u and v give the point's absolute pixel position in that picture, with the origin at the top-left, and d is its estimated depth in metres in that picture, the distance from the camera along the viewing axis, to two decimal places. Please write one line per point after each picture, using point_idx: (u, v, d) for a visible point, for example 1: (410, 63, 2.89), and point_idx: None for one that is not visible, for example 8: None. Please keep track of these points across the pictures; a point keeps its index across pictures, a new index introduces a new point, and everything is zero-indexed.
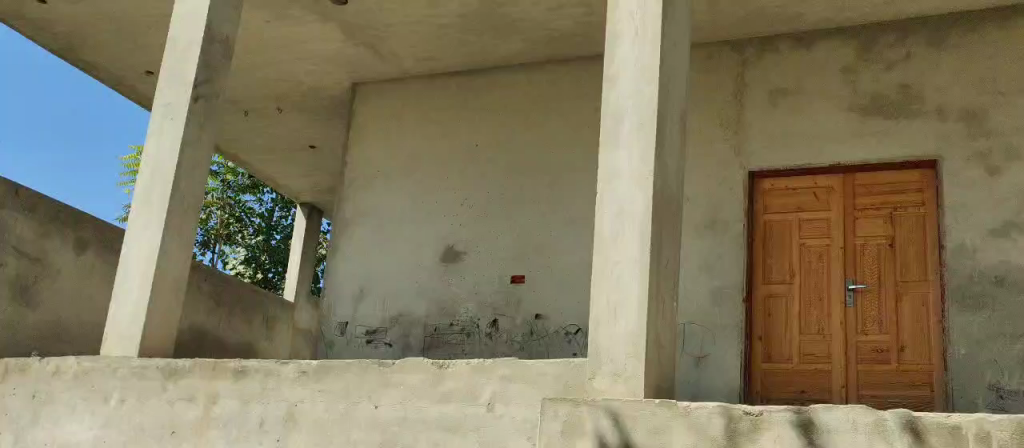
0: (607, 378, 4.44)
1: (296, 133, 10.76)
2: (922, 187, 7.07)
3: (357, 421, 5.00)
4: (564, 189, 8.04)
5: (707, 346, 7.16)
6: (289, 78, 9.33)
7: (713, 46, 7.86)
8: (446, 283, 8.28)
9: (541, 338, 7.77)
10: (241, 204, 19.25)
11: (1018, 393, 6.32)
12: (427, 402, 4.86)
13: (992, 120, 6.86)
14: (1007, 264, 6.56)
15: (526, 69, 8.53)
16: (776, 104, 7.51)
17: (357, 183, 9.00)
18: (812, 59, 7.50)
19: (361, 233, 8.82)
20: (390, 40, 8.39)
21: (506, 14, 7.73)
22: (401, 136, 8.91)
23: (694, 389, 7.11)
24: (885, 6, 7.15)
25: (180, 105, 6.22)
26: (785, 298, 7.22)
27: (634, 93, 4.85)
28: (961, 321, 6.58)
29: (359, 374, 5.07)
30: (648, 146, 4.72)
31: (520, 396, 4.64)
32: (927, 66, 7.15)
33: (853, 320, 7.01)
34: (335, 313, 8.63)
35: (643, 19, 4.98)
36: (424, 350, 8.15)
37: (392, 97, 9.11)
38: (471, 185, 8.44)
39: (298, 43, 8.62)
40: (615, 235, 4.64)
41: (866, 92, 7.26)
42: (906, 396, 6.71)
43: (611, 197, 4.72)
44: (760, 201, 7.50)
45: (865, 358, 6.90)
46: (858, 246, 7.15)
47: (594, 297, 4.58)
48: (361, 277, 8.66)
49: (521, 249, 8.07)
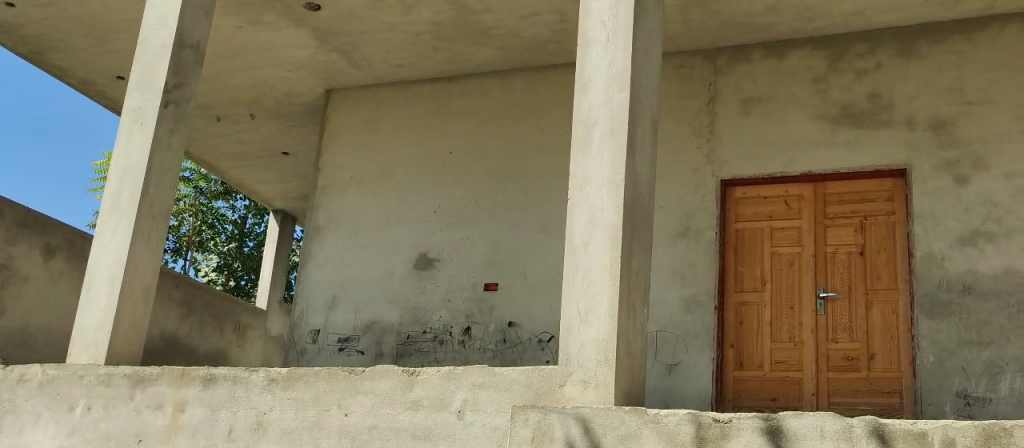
0: (578, 385, 4.44)
1: (270, 139, 10.70)
2: (893, 196, 7.13)
3: (326, 429, 4.96)
4: (538, 196, 8.05)
5: (679, 354, 7.18)
6: (262, 83, 9.28)
7: (686, 54, 7.90)
8: (419, 290, 8.25)
9: (513, 345, 7.77)
10: (212, 211, 19.12)
11: (986, 400, 6.38)
12: (398, 410, 4.83)
13: (960, 130, 6.94)
14: (974, 272, 6.63)
15: (500, 77, 8.54)
16: (748, 113, 7.55)
17: (330, 190, 8.95)
18: (784, 68, 7.55)
19: (334, 239, 8.77)
20: (364, 46, 8.37)
21: (480, 21, 7.73)
22: (375, 142, 8.88)
23: (666, 396, 7.13)
24: (856, 17, 7.22)
25: (150, 110, 6.17)
26: (757, 305, 7.26)
27: (605, 100, 4.86)
28: (930, 328, 6.64)
29: (328, 381, 5.04)
30: (620, 152, 4.73)
31: (491, 403, 4.63)
32: (897, 76, 7.22)
33: (823, 328, 7.06)
34: (307, 320, 8.57)
35: (615, 27, 5.00)
36: (396, 357, 8.12)
37: (365, 103, 9.07)
38: (444, 193, 8.42)
39: (272, 49, 8.58)
40: (587, 242, 4.65)
41: (837, 101, 7.32)
42: (875, 404, 6.77)
43: (582, 203, 4.72)
44: (732, 209, 7.53)
45: (835, 365, 6.95)
46: (829, 254, 7.20)
47: (566, 304, 4.60)
48: (333, 284, 8.62)
49: (495, 256, 8.06)
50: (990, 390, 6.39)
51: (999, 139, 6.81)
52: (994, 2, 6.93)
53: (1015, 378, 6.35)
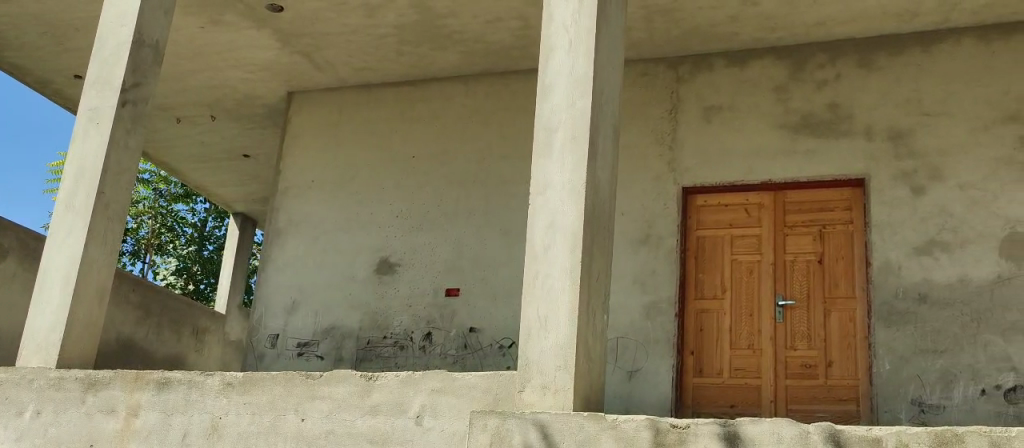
0: (536, 390, 4.43)
1: (230, 141, 10.59)
2: (851, 205, 7.21)
3: (283, 434, 4.91)
4: (500, 201, 8.04)
5: (640, 360, 7.21)
6: (223, 85, 9.18)
7: (649, 61, 7.93)
8: (380, 294, 8.20)
9: (474, 351, 7.74)
10: (172, 213, 18.95)
11: (939, 408, 6.46)
12: (356, 414, 4.79)
13: (916, 141, 7.03)
14: (929, 281, 6.72)
15: (464, 82, 8.52)
16: (710, 121, 7.59)
17: (291, 193, 8.86)
18: (746, 77, 7.61)
19: (293, 243, 8.68)
20: (327, 49, 8.31)
21: (444, 25, 7.71)
22: (337, 146, 8.82)
23: (626, 403, 7.14)
24: (816, 27, 7.29)
25: (106, 110, 6.07)
26: (716, 313, 7.30)
27: (568, 106, 4.86)
28: (887, 336, 6.72)
29: (285, 386, 4.98)
30: (581, 158, 4.74)
31: (449, 409, 4.62)
32: (856, 86, 7.30)
33: (782, 336, 7.11)
34: (266, 325, 8.47)
35: (577, 33, 5.00)
36: (357, 362, 8.06)
37: (327, 106, 9.00)
38: (406, 197, 8.38)
39: (233, 50, 8.49)
40: (547, 248, 4.65)
41: (797, 111, 7.39)
42: (833, 411, 6.83)
43: (543, 208, 4.72)
44: (694, 217, 7.56)
45: (794, 372, 7.01)
46: (788, 263, 7.25)
47: (525, 310, 4.59)
48: (292, 287, 8.53)
49: (457, 261, 8.03)
50: (944, 397, 6.48)
51: (954, 151, 6.92)
52: (951, 15, 7.04)
53: (968, 387, 6.45)
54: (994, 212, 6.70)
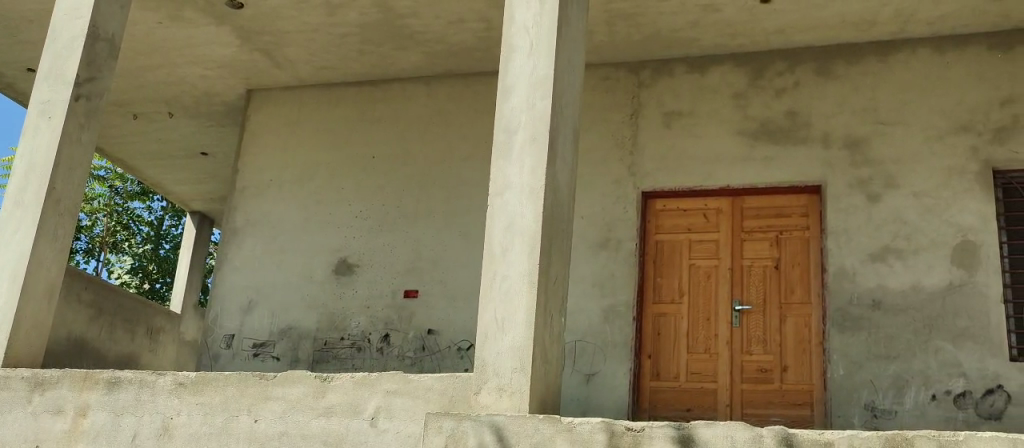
0: (493, 393, 4.43)
1: (188, 139, 10.45)
2: (808, 212, 7.28)
3: (235, 435, 4.85)
4: (460, 203, 8.02)
5: (597, 363, 7.22)
6: (181, 81, 9.06)
7: (611, 66, 7.95)
8: (338, 295, 8.13)
9: (432, 353, 7.71)
10: (128, 211, 18.64)
11: (891, 413, 6.54)
12: (310, 416, 4.75)
13: (872, 149, 7.12)
14: (883, 288, 6.80)
15: (425, 83, 8.48)
16: (670, 126, 7.64)
17: (249, 192, 8.76)
18: (706, 83, 7.66)
19: (251, 242, 8.58)
20: (287, 47, 8.24)
21: (406, 25, 7.67)
22: (296, 145, 8.74)
23: (584, 406, 7.15)
24: (776, 35, 7.36)
25: (59, 103, 5.96)
26: (674, 317, 7.33)
27: (527, 107, 4.86)
28: (841, 341, 6.79)
29: (238, 387, 4.92)
30: (540, 160, 4.73)
31: (405, 411, 4.61)
32: (815, 94, 7.38)
33: (738, 340, 7.16)
34: (221, 325, 8.37)
35: (539, 35, 5.00)
36: (313, 364, 8.00)
37: (287, 104, 8.92)
38: (366, 197, 8.33)
39: (191, 47, 8.38)
40: (505, 249, 4.64)
41: (756, 118, 7.46)
42: (787, 415, 6.89)
43: (502, 210, 4.71)
44: (653, 221, 7.59)
45: (749, 377, 7.06)
46: (745, 268, 7.31)
47: (482, 311, 4.58)
48: (249, 287, 8.43)
49: (416, 263, 8.00)
50: (897, 402, 6.56)
51: (909, 159, 7.02)
52: (907, 26, 7.14)
53: (919, 392, 6.54)
54: (947, 220, 6.81)
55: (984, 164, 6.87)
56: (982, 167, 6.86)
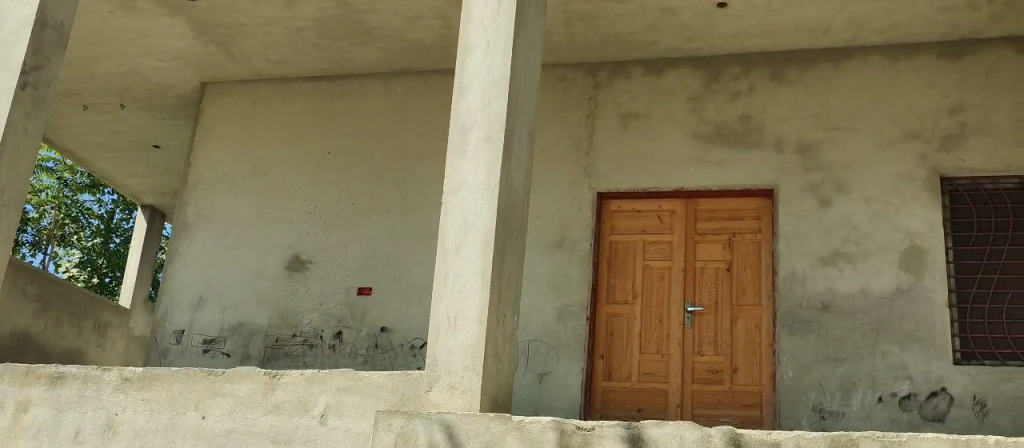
0: (444, 390, 4.44)
1: (140, 131, 10.31)
2: (760, 214, 7.36)
3: (182, 432, 4.79)
4: (416, 201, 7.98)
5: (550, 363, 7.24)
6: (133, 73, 8.92)
7: (568, 66, 7.97)
8: (290, 292, 8.06)
9: (385, 351, 7.67)
10: (77, 204, 18.43)
11: (839, 415, 6.63)
12: (258, 413, 4.70)
13: (824, 154, 7.22)
14: (832, 291, 6.90)
15: (382, 79, 8.44)
16: (626, 128, 7.68)
17: (201, 187, 8.65)
18: (662, 86, 7.71)
19: (202, 237, 8.47)
20: (242, 40, 8.14)
21: (363, 21, 7.62)
22: (251, 139, 8.64)
23: (536, 406, 7.17)
24: (732, 39, 7.44)
25: (5, 91, 5.83)
26: (627, 317, 7.37)
27: (483, 106, 4.85)
28: (791, 343, 6.88)
29: (185, 383, 4.86)
30: (495, 159, 4.73)
31: (355, 409, 4.58)
32: (768, 99, 7.47)
33: (690, 341, 7.22)
34: (171, 320, 8.24)
35: (495, 33, 5.00)
36: (264, 361, 7.92)
37: (241, 98, 8.82)
38: (320, 193, 8.26)
39: (144, 38, 8.25)
40: (458, 247, 4.63)
41: (710, 121, 7.53)
42: (737, 416, 6.96)
43: (456, 208, 4.70)
44: (608, 221, 7.63)
45: (700, 377, 7.12)
46: (698, 269, 7.36)
47: (434, 309, 4.57)
48: (199, 282, 8.32)
49: (370, 260, 7.95)
50: (844, 404, 6.65)
51: (859, 165, 7.13)
52: (860, 33, 7.25)
53: (866, 394, 6.64)
54: (896, 225, 6.92)
55: (932, 170, 6.99)
56: (930, 173, 6.99)
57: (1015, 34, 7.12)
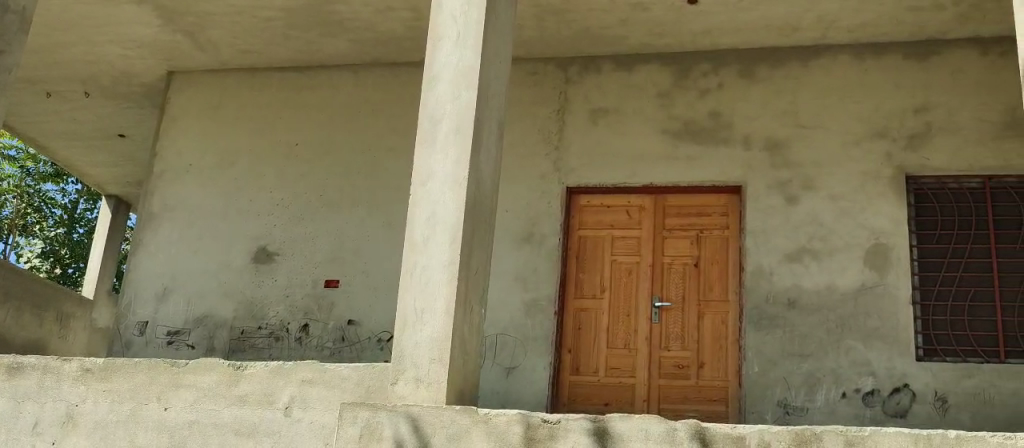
0: (410, 383, 4.43)
1: (105, 120, 10.18)
2: (727, 211, 7.40)
3: (143, 423, 4.73)
4: (384, 193, 7.94)
5: (517, 357, 7.24)
6: (98, 60, 8.79)
7: (538, 61, 7.96)
8: (256, 283, 7.98)
9: (352, 344, 7.63)
10: (40, 193, 18.05)
11: (803, 410, 6.69)
12: (222, 405, 4.66)
13: (791, 152, 7.27)
14: (798, 288, 6.96)
15: (352, 71, 8.38)
16: (596, 123, 7.69)
17: (166, 176, 8.55)
18: (633, 82, 7.73)
19: (167, 227, 8.37)
20: (210, 28, 8.05)
21: (333, 12, 7.56)
22: (218, 130, 8.56)
23: (503, 399, 7.16)
24: (702, 36, 7.46)
25: None
26: (595, 312, 7.38)
27: (453, 97, 4.83)
28: (757, 339, 6.92)
29: (148, 374, 4.80)
30: (464, 151, 4.71)
31: (320, 401, 4.54)
32: (737, 96, 7.50)
33: (657, 336, 7.24)
34: (134, 312, 8.13)
35: (466, 24, 4.98)
36: (229, 353, 7.85)
37: (209, 88, 8.73)
38: (287, 184, 8.19)
39: (109, 25, 8.13)
40: (426, 238, 4.61)
41: (680, 117, 7.55)
42: (702, 411, 7.00)
43: (424, 199, 4.68)
44: (577, 216, 7.62)
45: (666, 372, 7.15)
46: (666, 265, 7.39)
47: (401, 300, 4.55)
48: (164, 273, 8.22)
49: (337, 253, 7.89)
50: (808, 400, 6.70)
51: (826, 163, 7.19)
52: (829, 32, 7.30)
53: (830, 390, 6.69)
54: (861, 222, 6.99)
55: (898, 169, 7.06)
56: (895, 172, 7.05)
57: (980, 36, 7.21)
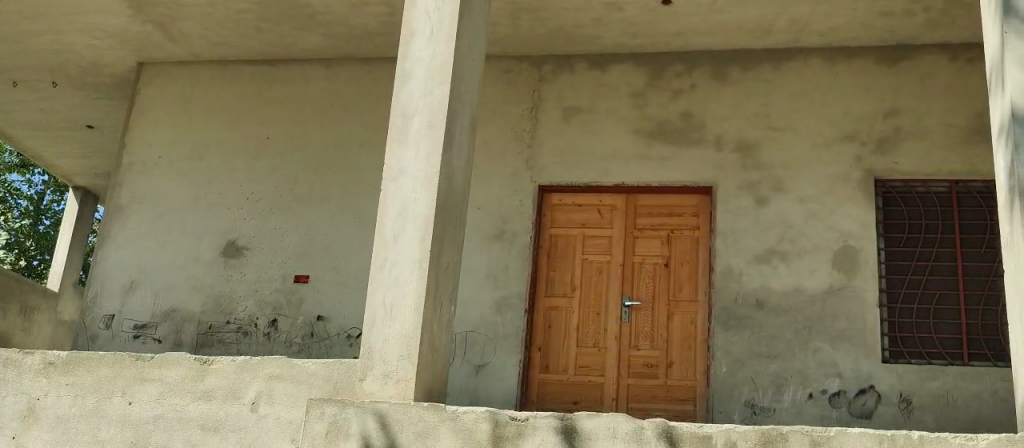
0: (378, 379, 4.41)
1: (73, 111, 10.05)
2: (698, 211, 7.43)
3: (106, 418, 4.69)
4: (355, 188, 7.90)
5: (487, 355, 7.23)
6: (67, 50, 8.67)
7: (512, 59, 7.96)
8: (225, 278, 7.92)
9: (320, 339, 7.58)
10: (5, 183, 18.15)
11: (770, 410, 6.73)
12: (187, 400, 4.62)
13: (762, 153, 7.32)
14: (766, 289, 7.00)
15: (324, 65, 8.33)
16: (568, 122, 7.70)
17: (135, 169, 8.46)
18: (606, 81, 7.74)
19: (135, 220, 8.28)
20: (181, 19, 7.97)
21: (306, 6, 7.51)
22: (188, 122, 8.48)
23: (472, 396, 7.16)
24: (675, 37, 7.49)
25: None
26: (565, 310, 7.38)
27: (425, 93, 4.81)
28: (725, 339, 6.96)
29: (112, 367, 4.75)
30: (436, 147, 4.70)
31: (287, 396, 4.52)
32: (710, 97, 7.53)
33: (626, 335, 7.26)
34: (100, 305, 8.04)
35: (440, 21, 4.96)
36: (196, 347, 7.78)
37: (180, 80, 8.65)
38: (258, 179, 8.13)
39: (78, 14, 8.03)
40: (396, 235, 4.59)
41: (652, 117, 7.58)
42: (671, 410, 7.03)
43: (395, 195, 4.66)
44: (548, 214, 7.63)
45: (635, 371, 7.17)
46: (636, 264, 7.41)
47: (370, 296, 4.53)
48: (130, 266, 8.13)
49: (307, 248, 7.84)
50: (775, 400, 6.75)
51: (796, 165, 7.24)
52: (800, 35, 7.35)
53: (797, 391, 6.75)
54: (830, 225, 7.04)
55: (867, 172, 7.12)
56: (864, 175, 7.12)
57: (949, 42, 7.29)
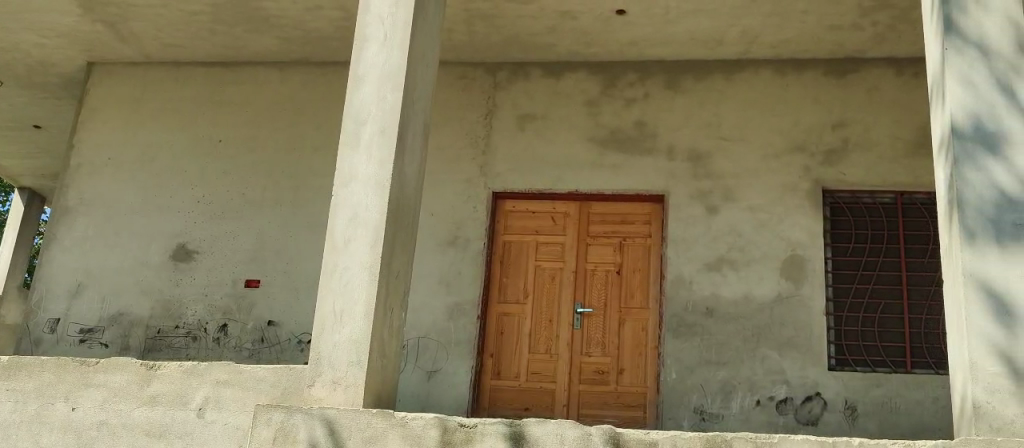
0: (327, 385, 4.40)
1: (18, 110, 9.87)
2: (650, 219, 7.50)
3: (49, 423, 4.62)
4: (308, 192, 7.85)
5: (439, 361, 7.24)
6: (13, 48, 8.51)
7: (468, 65, 7.97)
8: (174, 282, 7.82)
9: (271, 345, 7.52)
10: None
11: (718, 417, 6.82)
12: (133, 406, 4.57)
13: (713, 163, 7.41)
14: (716, 297, 7.09)
15: (278, 69, 8.28)
16: (522, 129, 7.73)
17: (83, 170, 8.34)
18: (561, 89, 7.79)
19: (82, 222, 8.15)
20: (132, 19, 7.86)
21: (260, 8, 7.44)
22: (139, 124, 8.38)
23: (423, 402, 7.16)
24: (629, 47, 7.57)
25: None
26: (518, 317, 7.40)
27: (377, 99, 4.81)
28: (675, 347, 7.03)
29: (55, 372, 4.70)
30: (388, 153, 4.69)
31: (234, 402, 4.48)
32: (663, 106, 7.62)
33: (578, 342, 7.30)
34: (45, 308, 7.91)
35: (393, 27, 4.96)
36: (144, 352, 7.68)
37: (131, 81, 8.55)
38: (209, 182, 8.05)
39: (25, 13, 7.87)
40: (347, 241, 4.58)
41: (606, 126, 7.64)
42: (621, 416, 7.08)
43: (346, 200, 4.65)
44: (502, 221, 7.65)
45: (586, 378, 7.22)
46: (589, 271, 7.45)
47: (321, 300, 4.52)
48: (77, 269, 8.01)
49: (258, 253, 7.77)
50: (723, 407, 6.84)
51: (746, 175, 7.34)
52: (751, 47, 7.46)
53: (744, 397, 6.84)
54: (778, 234, 7.15)
55: (815, 183, 7.25)
56: (812, 185, 7.24)
57: (896, 56, 7.44)
